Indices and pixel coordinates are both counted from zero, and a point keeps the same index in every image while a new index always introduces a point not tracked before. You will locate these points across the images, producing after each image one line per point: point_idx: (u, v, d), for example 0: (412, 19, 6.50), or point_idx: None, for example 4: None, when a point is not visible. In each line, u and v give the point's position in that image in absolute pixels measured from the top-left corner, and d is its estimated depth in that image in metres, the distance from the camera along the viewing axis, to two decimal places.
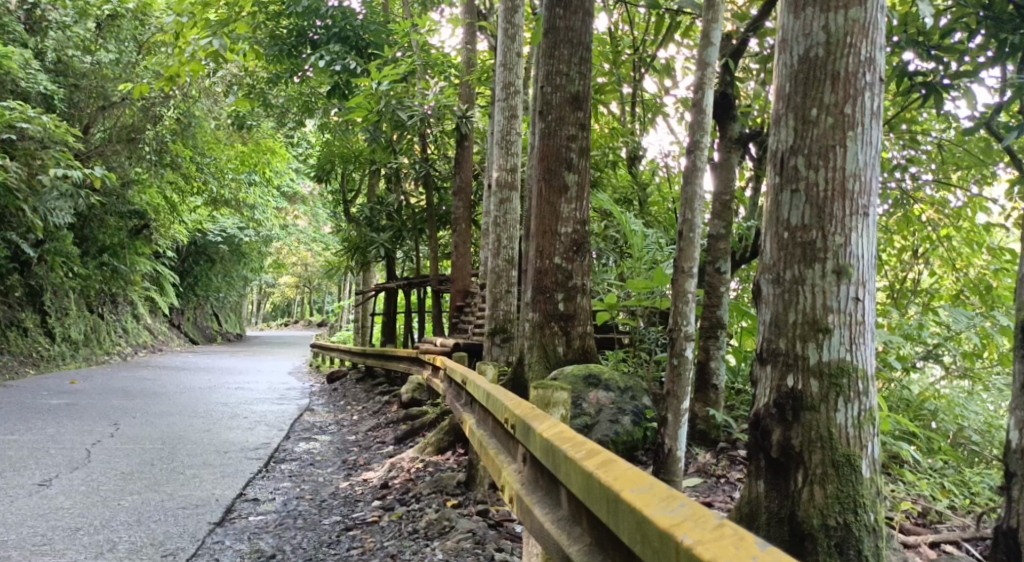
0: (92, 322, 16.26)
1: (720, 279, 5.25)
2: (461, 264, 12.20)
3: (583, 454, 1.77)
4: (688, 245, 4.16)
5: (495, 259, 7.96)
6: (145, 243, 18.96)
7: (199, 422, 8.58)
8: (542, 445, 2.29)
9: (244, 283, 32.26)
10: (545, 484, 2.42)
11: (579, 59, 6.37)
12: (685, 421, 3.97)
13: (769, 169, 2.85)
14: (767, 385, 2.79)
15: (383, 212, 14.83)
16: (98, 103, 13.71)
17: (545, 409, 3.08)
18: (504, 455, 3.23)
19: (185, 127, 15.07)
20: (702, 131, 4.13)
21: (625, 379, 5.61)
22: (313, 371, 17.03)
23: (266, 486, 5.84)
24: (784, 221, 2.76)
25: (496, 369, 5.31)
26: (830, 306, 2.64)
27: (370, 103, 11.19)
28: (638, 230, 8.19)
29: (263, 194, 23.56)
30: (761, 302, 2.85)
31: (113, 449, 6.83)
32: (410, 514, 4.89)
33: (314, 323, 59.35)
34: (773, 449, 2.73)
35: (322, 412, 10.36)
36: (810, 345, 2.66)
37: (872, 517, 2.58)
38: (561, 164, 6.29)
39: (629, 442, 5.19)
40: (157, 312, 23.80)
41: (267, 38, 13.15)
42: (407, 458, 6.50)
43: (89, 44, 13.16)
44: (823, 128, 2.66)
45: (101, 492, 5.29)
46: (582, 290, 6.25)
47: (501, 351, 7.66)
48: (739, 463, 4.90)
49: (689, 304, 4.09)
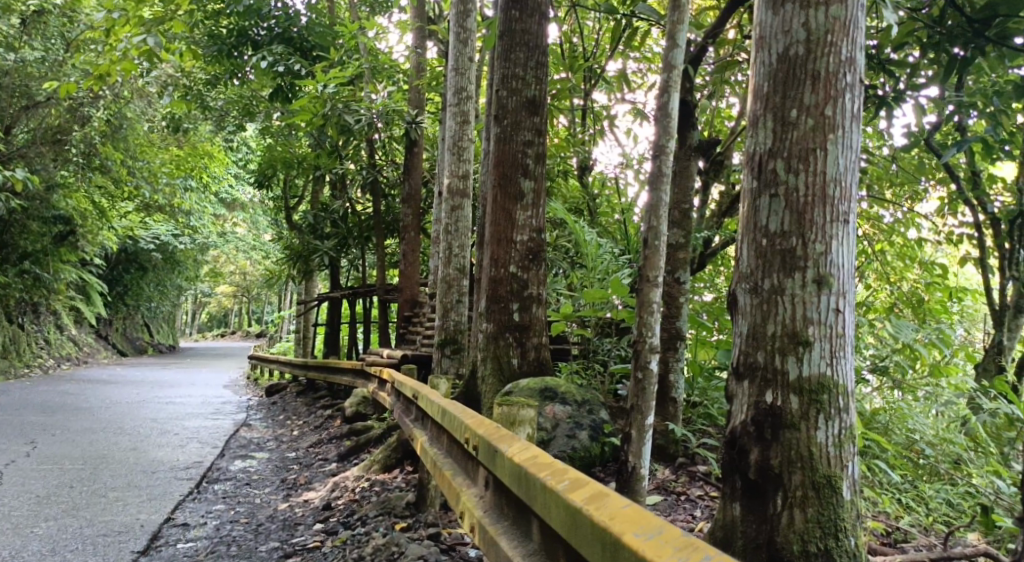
0: (11, 333, 15.24)
1: (679, 289, 5.16)
2: (409, 273, 11.89)
3: (567, 485, 1.57)
4: (653, 253, 4.01)
5: (446, 268, 7.70)
6: (71, 250, 17.59)
7: (126, 439, 8.02)
8: (510, 471, 2.07)
9: (178, 292, 31.08)
10: (512, 511, 2.19)
11: (535, 63, 6.22)
12: (649, 437, 3.82)
13: (746, 173, 2.71)
14: (744, 401, 2.63)
15: (327, 219, 14.44)
16: (21, 102, 12.95)
17: (510, 427, 2.87)
18: (462, 477, 3.00)
19: (115, 129, 14.27)
20: (669, 135, 4.01)
21: (582, 392, 5.43)
22: (252, 384, 16.38)
23: (197, 509, 5.41)
24: (761, 227, 2.62)
25: (448, 382, 5.06)
26: (810, 318, 2.51)
27: (315, 106, 10.82)
28: (592, 239, 8.09)
29: (200, 200, 22.70)
30: (737, 313, 2.70)
31: (28, 470, 6.27)
32: (355, 539, 4.58)
33: (253, 335, 57.66)
34: (751, 469, 2.56)
35: (260, 427, 9.87)
36: (790, 359, 2.52)
37: (853, 542, 2.44)
38: (517, 170, 6.10)
39: (587, 458, 5.02)
40: (83, 322, 22.58)
41: (205, 37, 12.60)
42: (351, 477, 6.16)
43: (13, 41, 12.38)
44: (804, 129, 2.53)
45: (12, 518, 4.80)
46: (537, 300, 6.06)
47: (451, 363, 7.37)
48: (699, 479, 4.78)
49: (655, 314, 3.93)
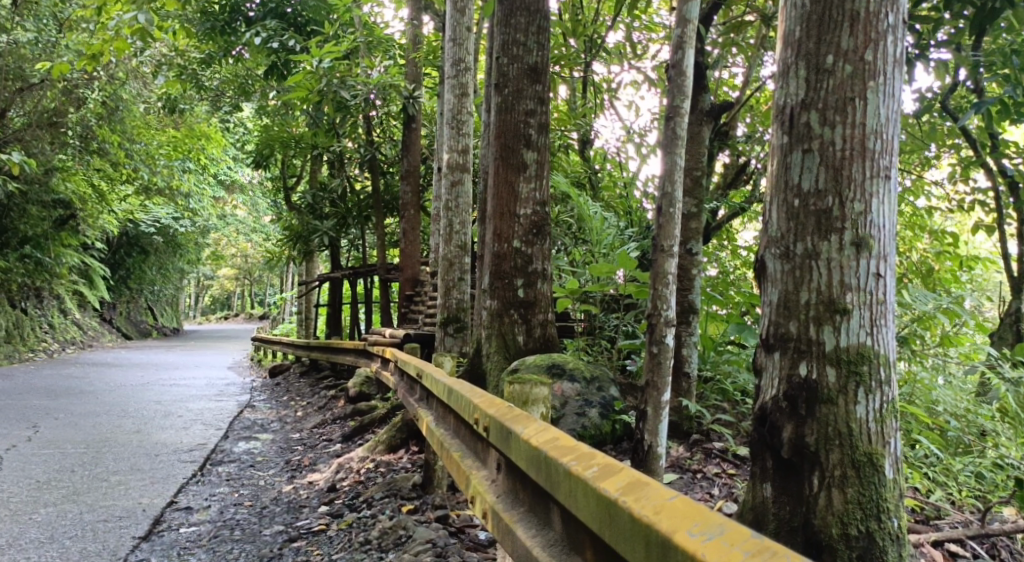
0: (14, 318, 15.06)
1: (692, 260, 4.98)
2: (410, 250, 11.68)
3: (595, 471, 1.38)
4: (667, 222, 3.78)
5: (447, 245, 7.49)
6: (71, 235, 17.35)
7: (129, 423, 7.87)
8: (525, 454, 1.89)
9: (180, 275, 31.01)
10: (528, 498, 2.00)
11: (537, 27, 5.95)
12: (665, 415, 3.64)
13: (775, 128, 2.50)
14: (775, 375, 2.43)
15: (326, 199, 14.20)
16: (15, 85, 12.50)
17: (523, 406, 2.66)
18: (470, 459, 2.83)
19: (111, 111, 14.00)
20: (682, 96, 3.76)
21: (591, 368, 5.25)
22: (255, 366, 16.27)
23: (200, 493, 5.26)
24: (791, 185, 2.42)
25: (453, 360, 4.90)
26: (848, 284, 2.31)
27: (311, 82, 10.38)
28: (596, 213, 7.88)
29: (198, 182, 22.46)
30: (766, 281, 2.50)
31: (28, 454, 6.12)
32: (361, 522, 4.42)
33: (256, 318, 57.60)
34: (784, 447, 2.37)
35: (264, 409, 9.74)
36: (826, 329, 2.33)
37: (896, 524, 2.27)
38: (519, 141, 5.87)
39: (597, 436, 4.85)
40: (85, 307, 22.42)
41: (197, 14, 12.31)
42: (356, 458, 6.00)
43: (4, 22, 12.00)
44: (840, 77, 2.32)
45: (11, 504, 4.65)
46: (542, 276, 5.85)
47: (454, 342, 7.18)
48: (715, 456, 4.61)
49: (670, 286, 3.71)
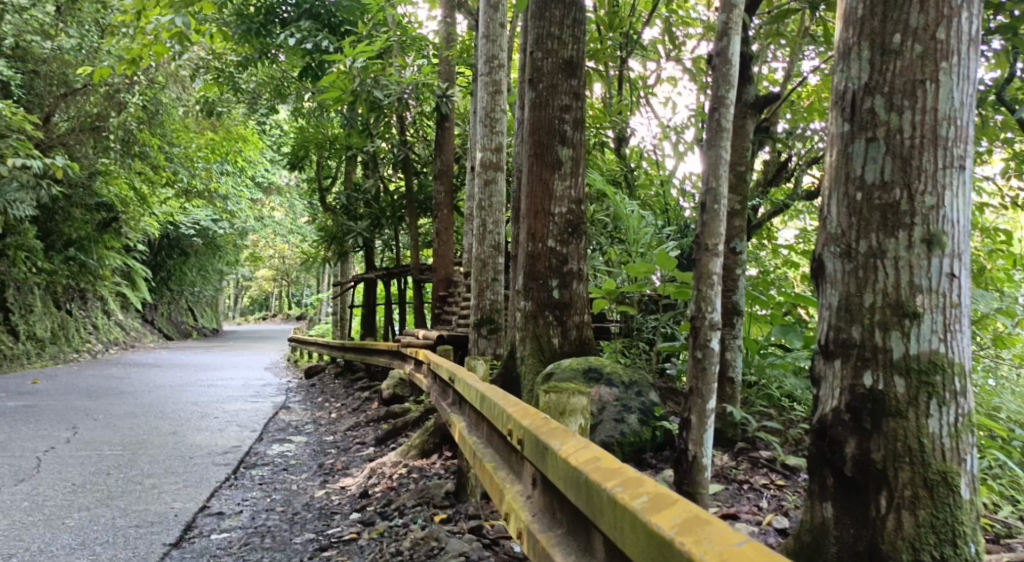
0: (59, 319, 15.40)
1: (736, 260, 4.76)
2: (444, 251, 11.57)
3: (644, 501, 1.22)
4: (712, 219, 3.57)
5: (481, 246, 7.36)
6: (114, 237, 17.70)
7: (166, 424, 7.91)
8: (563, 473, 1.74)
9: (219, 276, 31.53)
10: (567, 520, 1.84)
11: (572, 20, 5.78)
12: (710, 423, 3.44)
13: (835, 116, 2.31)
14: (836, 385, 2.23)
15: (360, 200, 14.20)
16: (60, 90, 12.81)
17: (560, 418, 2.48)
18: (505, 472, 2.67)
19: (152, 114, 14.30)
20: (727, 85, 3.56)
21: (629, 372, 5.06)
22: (291, 367, 16.38)
23: (232, 497, 5.22)
24: (853, 178, 2.21)
25: (486, 364, 4.75)
26: (918, 285, 2.10)
27: (344, 82, 10.19)
28: (633, 212, 7.68)
29: (236, 184, 22.80)
30: (824, 281, 2.30)
31: (66, 456, 6.16)
32: (393, 531, 4.32)
33: (294, 318, 58.34)
34: (847, 464, 2.17)
35: (299, 410, 9.74)
36: (893, 334, 2.12)
37: (974, 550, 2.03)
38: (554, 138, 5.70)
39: (637, 443, 4.67)
40: (129, 307, 22.91)
41: (234, 17, 12.41)
42: (388, 462, 5.92)
43: (49, 29, 12.26)
44: (909, 57, 2.11)
45: (45, 508, 4.64)
46: (578, 276, 5.67)
47: (488, 344, 7.05)
48: (762, 466, 4.42)
49: (714, 287, 3.50)
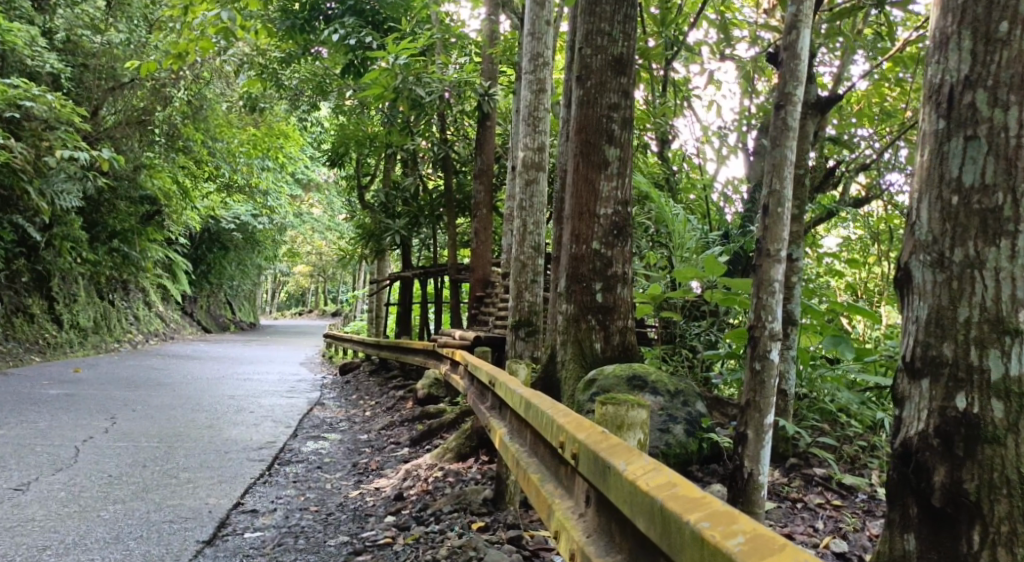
0: (101, 309, 15.67)
1: (794, 266, 4.55)
2: (481, 251, 11.47)
3: (741, 546, 1.06)
4: (774, 222, 3.37)
5: (521, 247, 7.22)
6: (157, 230, 18.00)
7: (202, 417, 7.93)
8: (629, 498, 1.58)
9: (258, 271, 31.94)
10: (631, 549, 1.68)
11: (623, 16, 5.60)
12: (767, 439, 3.27)
13: (927, 112, 2.11)
14: (923, 407, 2.03)
15: (399, 198, 14.18)
16: (107, 84, 12.99)
17: (617, 432, 2.30)
18: (553, 486, 2.53)
19: (196, 109, 14.53)
20: (795, 82, 3.37)
21: (675, 381, 4.88)
22: (326, 363, 16.45)
23: (266, 494, 5.16)
24: (948, 179, 2.02)
25: (527, 368, 4.61)
26: (1021, 299, 1.91)
27: (386, 79, 10.09)
28: (677, 215, 7.49)
29: (276, 180, 23.05)
30: (912, 293, 2.10)
31: (104, 447, 6.18)
32: (429, 537, 4.21)
33: (328, 314, 59.07)
34: (935, 494, 1.97)
35: (333, 407, 9.71)
36: (991, 353, 1.92)
37: None
38: (601, 137, 5.53)
39: (682, 455, 4.49)
40: (169, 300, 23.30)
41: (278, 13, 12.45)
42: (424, 465, 5.82)
43: (99, 23, 12.50)
44: (1017, 48, 1.92)
45: (82, 500, 4.63)
46: (622, 279, 5.50)
47: (525, 346, 6.91)
48: (816, 484, 4.24)
49: (775, 296, 3.32)
